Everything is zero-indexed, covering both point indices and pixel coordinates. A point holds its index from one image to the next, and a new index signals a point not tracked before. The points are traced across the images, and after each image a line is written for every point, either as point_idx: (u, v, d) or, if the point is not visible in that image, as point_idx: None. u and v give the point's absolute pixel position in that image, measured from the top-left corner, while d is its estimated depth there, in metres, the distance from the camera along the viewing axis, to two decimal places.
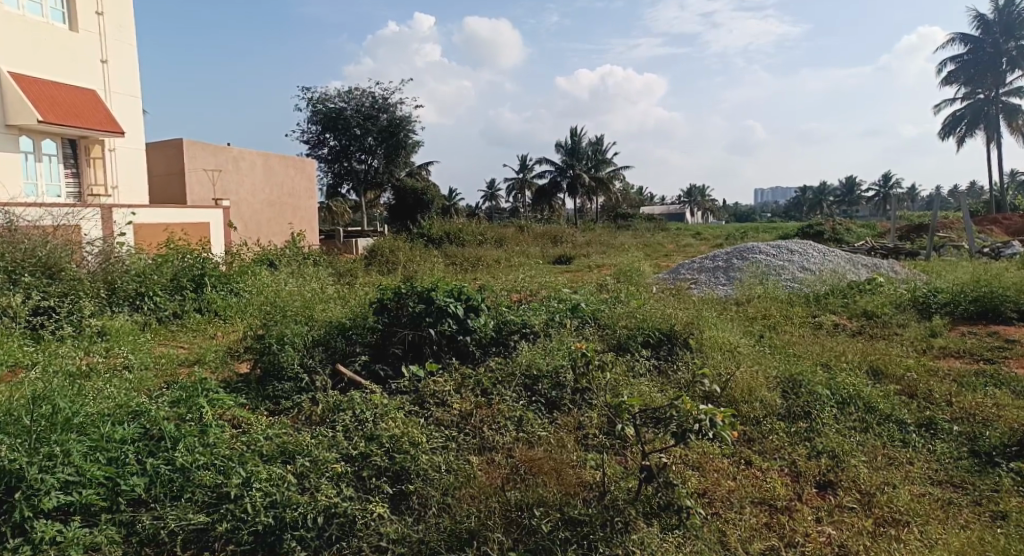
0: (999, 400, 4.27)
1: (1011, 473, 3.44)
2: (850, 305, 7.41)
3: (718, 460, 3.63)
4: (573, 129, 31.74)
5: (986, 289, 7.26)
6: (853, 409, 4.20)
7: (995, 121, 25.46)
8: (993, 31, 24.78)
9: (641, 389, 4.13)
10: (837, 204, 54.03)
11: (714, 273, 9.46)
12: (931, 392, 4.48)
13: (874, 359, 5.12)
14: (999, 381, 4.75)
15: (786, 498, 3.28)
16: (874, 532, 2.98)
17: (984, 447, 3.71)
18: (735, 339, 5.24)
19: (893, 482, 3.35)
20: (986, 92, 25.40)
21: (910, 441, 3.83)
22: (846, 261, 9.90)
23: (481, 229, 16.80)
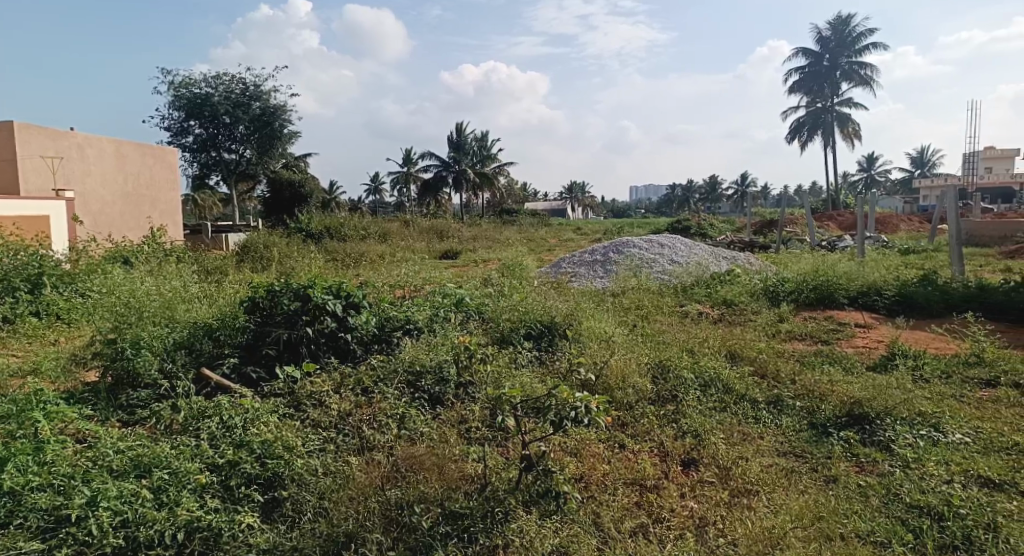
0: (833, 377, 4.79)
1: (842, 441, 3.87)
2: (712, 295, 7.98)
3: (594, 445, 3.79)
4: (458, 124, 31.80)
5: (824, 278, 8.09)
6: (714, 391, 4.54)
7: (831, 128, 28.31)
8: (828, 47, 27.59)
9: (522, 380, 4.23)
10: (702, 201, 57.97)
11: (592, 267, 9.83)
12: (779, 371, 4.93)
13: (732, 343, 5.56)
14: (834, 359, 5.34)
15: (654, 477, 3.48)
16: (729, 502, 3.23)
17: (821, 419, 4.13)
18: (610, 329, 5.49)
19: (746, 455, 3.66)
20: (823, 102, 28.24)
21: (761, 418, 4.20)
22: (709, 254, 10.66)
23: (363, 224, 16.38)
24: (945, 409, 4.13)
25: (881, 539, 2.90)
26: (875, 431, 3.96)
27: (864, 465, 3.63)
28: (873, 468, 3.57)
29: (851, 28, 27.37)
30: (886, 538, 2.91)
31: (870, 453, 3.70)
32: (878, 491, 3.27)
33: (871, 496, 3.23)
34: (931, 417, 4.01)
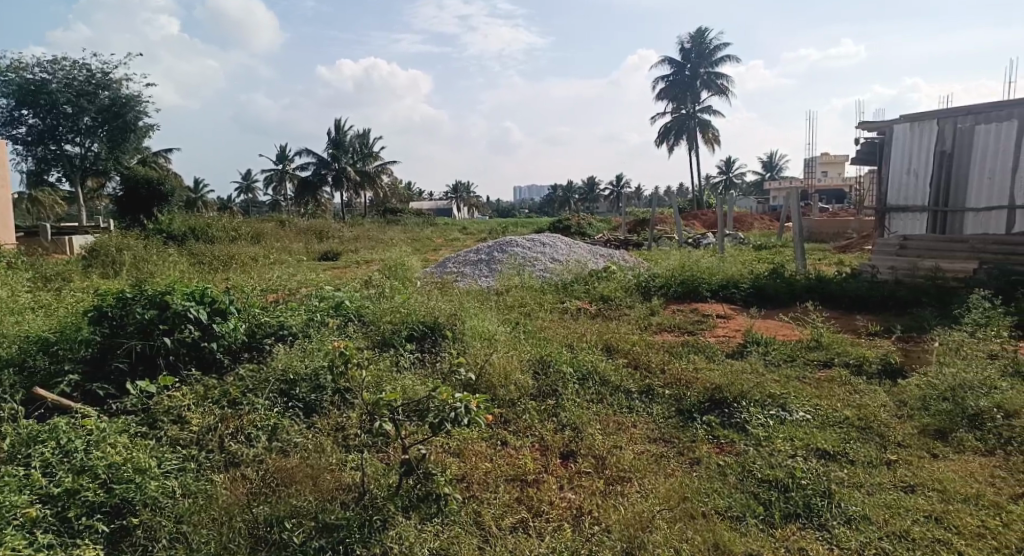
0: (698, 365, 5.13)
1: (705, 425, 4.14)
2: (590, 291, 8.27)
3: (477, 444, 3.80)
4: (335, 122, 30.83)
5: (689, 273, 8.64)
6: (591, 384, 4.70)
7: (694, 133, 30.27)
8: (689, 57, 29.51)
9: (403, 382, 4.14)
10: (581, 201, 60.07)
11: (477, 266, 9.87)
12: (650, 362, 5.20)
13: (608, 337, 5.79)
14: (699, 348, 5.71)
15: (535, 472, 3.55)
16: (604, 491, 3.36)
17: (686, 405, 4.41)
18: (493, 328, 5.52)
19: (621, 444, 3.83)
20: (687, 108, 30.14)
21: (634, 407, 4.40)
22: (587, 251, 11.05)
23: (232, 225, 15.43)
24: (791, 389, 4.54)
25: (738, 514, 3.13)
26: (733, 414, 4.27)
27: (723, 445, 3.92)
28: (731, 448, 3.86)
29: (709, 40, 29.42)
30: (741, 512, 3.14)
31: (728, 434, 3.99)
32: (735, 469, 3.53)
33: (729, 475, 3.48)
34: (780, 397, 4.39)
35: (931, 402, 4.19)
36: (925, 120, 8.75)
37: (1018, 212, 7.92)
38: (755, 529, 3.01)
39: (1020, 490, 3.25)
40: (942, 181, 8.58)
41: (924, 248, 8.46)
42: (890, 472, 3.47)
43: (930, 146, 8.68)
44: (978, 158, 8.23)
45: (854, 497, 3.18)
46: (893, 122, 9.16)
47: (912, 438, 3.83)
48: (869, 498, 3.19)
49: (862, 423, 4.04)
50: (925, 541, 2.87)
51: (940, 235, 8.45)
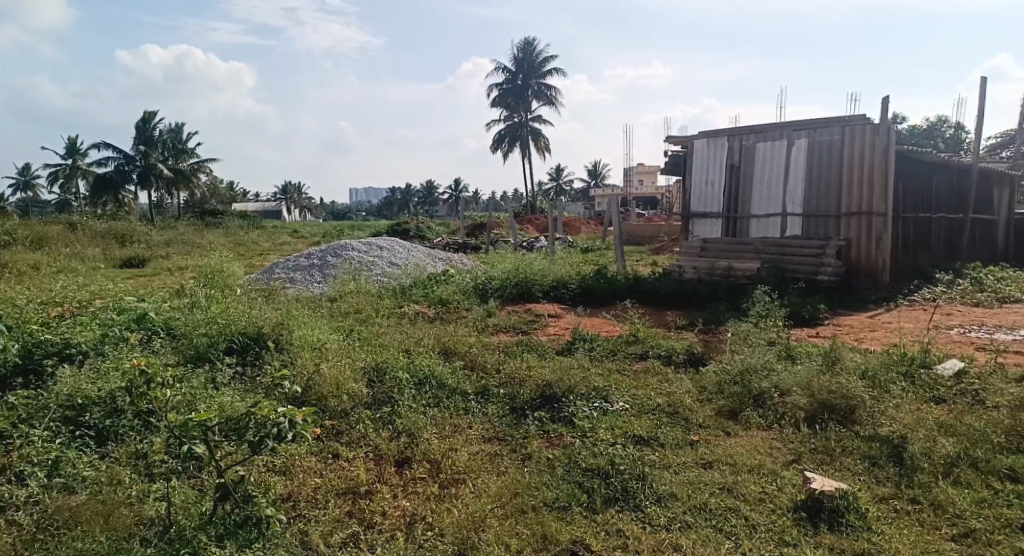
0: (530, 363, 5.30)
1: (536, 421, 4.29)
2: (428, 295, 8.24)
3: (306, 459, 3.62)
4: (143, 115, 27.89)
5: (522, 275, 8.93)
6: (427, 388, 4.67)
7: (527, 140, 31.40)
8: (520, 67, 30.58)
9: (220, 399, 3.82)
10: (419, 205, 59.84)
11: (308, 272, 9.43)
12: (486, 363, 5.28)
13: (446, 340, 5.80)
14: (532, 347, 5.91)
15: (367, 482, 3.44)
16: (438, 494, 3.35)
17: (519, 403, 4.53)
18: (325, 336, 5.27)
19: (456, 447, 3.85)
20: (520, 116, 31.21)
21: (470, 409, 4.46)
22: (425, 255, 11.00)
23: (7, 229, 13.30)
24: (612, 382, 4.86)
25: (564, 504, 3.27)
26: (562, 408, 4.45)
27: (552, 439, 4.08)
28: (560, 441, 4.03)
29: (538, 52, 30.70)
30: (567, 502, 3.29)
31: (557, 428, 4.16)
32: (562, 461, 3.69)
33: (556, 467, 3.63)
34: (603, 389, 4.66)
35: (726, 386, 4.69)
36: (718, 137, 9.83)
37: (789, 219, 9.16)
38: (579, 517, 3.17)
39: (791, 458, 3.74)
40: (732, 191, 9.69)
41: (721, 251, 9.56)
42: (694, 451, 3.83)
43: (723, 160, 9.76)
44: (759, 172, 9.40)
45: (664, 477, 3.47)
46: (693, 138, 10.15)
47: (711, 420, 4.27)
48: (676, 477, 3.50)
49: (672, 409, 4.42)
50: (720, 511, 3.20)
51: (732, 239, 9.56)
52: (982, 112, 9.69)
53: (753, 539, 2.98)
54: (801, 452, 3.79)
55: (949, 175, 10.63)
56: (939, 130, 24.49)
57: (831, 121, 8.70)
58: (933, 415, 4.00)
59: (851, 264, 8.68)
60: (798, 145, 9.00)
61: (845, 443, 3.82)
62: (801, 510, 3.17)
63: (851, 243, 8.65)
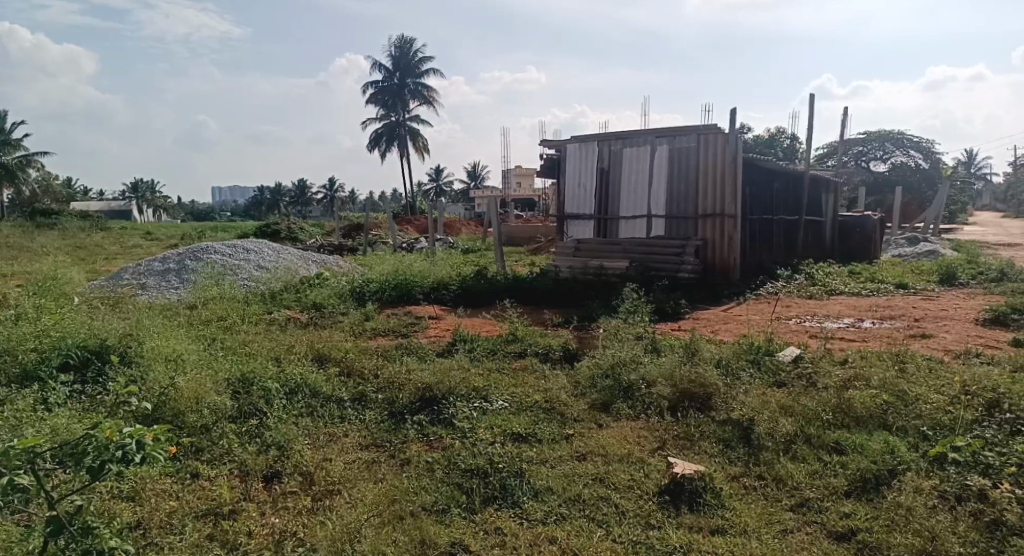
0: (409, 366, 5.23)
1: (415, 425, 4.23)
2: (301, 299, 7.89)
3: (160, 481, 3.34)
4: None
5: (401, 277, 8.81)
6: (299, 397, 4.47)
7: (405, 140, 30.97)
8: (397, 65, 30.12)
9: (54, 422, 3.43)
10: (291, 205, 57.24)
11: (163, 277, 8.72)
12: (363, 368, 5.14)
13: (320, 346, 5.58)
14: (411, 350, 5.84)
15: (232, 501, 3.24)
16: (311, 508, 3.21)
17: (398, 407, 4.46)
18: (182, 346, 4.89)
19: (330, 456, 3.72)
20: (397, 115, 30.73)
21: (346, 416, 4.33)
22: (297, 258, 10.53)
23: None
24: (492, 381, 4.91)
25: (442, 506, 3.26)
26: (442, 410, 4.43)
27: (431, 442, 4.05)
28: (438, 443, 4.01)
29: (414, 51, 30.40)
30: (446, 505, 3.28)
31: (436, 430, 4.13)
32: (441, 464, 3.68)
33: (435, 470, 3.61)
34: (482, 389, 4.69)
35: (598, 380, 4.89)
36: (589, 142, 10.21)
37: (654, 221, 9.72)
38: (457, 518, 3.16)
39: (656, 445, 3.97)
40: (602, 194, 10.12)
41: (593, 250, 9.95)
42: (568, 445, 3.95)
43: (593, 164, 10.17)
44: (626, 176, 9.89)
45: (541, 472, 3.56)
46: (565, 142, 10.48)
47: (584, 413, 4.43)
48: (552, 471, 3.60)
49: (549, 404, 4.54)
50: (592, 500, 3.32)
51: (603, 239, 9.98)
52: (812, 125, 10.80)
53: (622, 525, 3.13)
54: (664, 439, 4.03)
55: (786, 180, 11.77)
56: (781, 139, 27.04)
57: (688, 129, 9.33)
58: (776, 398, 4.40)
59: (708, 262, 9.37)
60: (660, 151, 9.57)
61: (703, 428, 4.10)
62: (665, 494, 3.37)
63: (707, 242, 9.34)
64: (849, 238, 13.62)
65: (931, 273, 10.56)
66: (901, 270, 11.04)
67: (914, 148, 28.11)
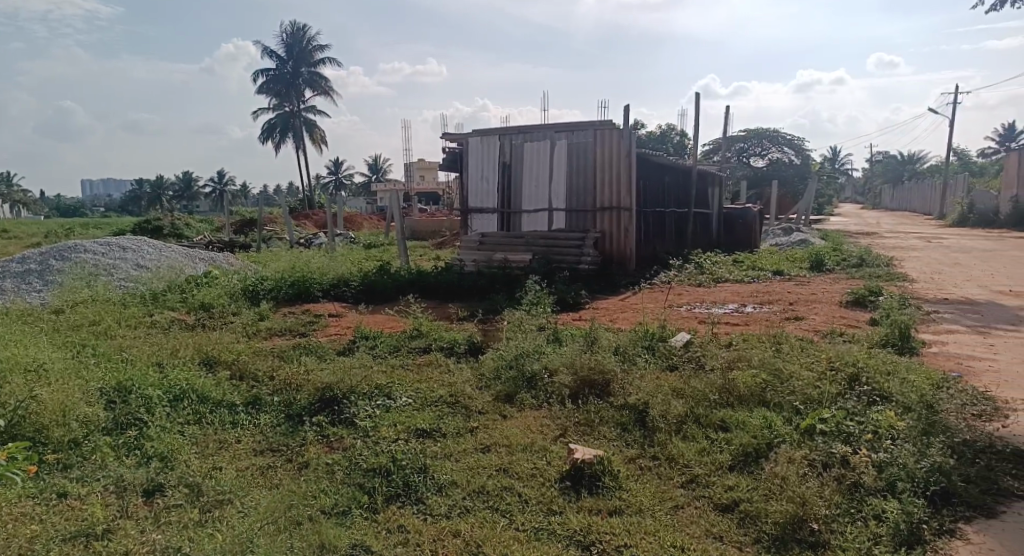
0: (307, 366, 5.05)
1: (314, 427, 4.10)
2: (187, 300, 7.42)
3: (21, 504, 3.05)
4: None
5: (298, 274, 8.49)
6: (185, 404, 4.21)
7: (300, 132, 29.80)
8: (290, 52, 28.87)
9: None
10: (175, 200, 53.66)
11: (22, 280, 7.92)
12: (257, 371, 4.91)
13: (208, 349, 5.27)
14: (310, 349, 5.64)
15: (107, 520, 3.01)
16: (198, 520, 3.04)
17: (295, 409, 4.30)
18: (46, 356, 4.46)
19: (219, 465, 3.53)
20: (291, 105, 29.50)
21: (238, 422, 4.12)
22: (181, 256, 9.89)
23: None
24: (395, 378, 4.84)
25: (343, 508, 3.18)
26: (343, 409, 4.31)
27: (331, 443, 3.94)
28: (339, 443, 3.91)
29: (309, 38, 29.27)
30: (347, 506, 3.20)
31: (337, 431, 4.02)
32: (342, 465, 3.59)
33: (335, 472, 3.52)
34: (385, 386, 4.60)
35: (502, 371, 4.94)
36: (490, 135, 10.25)
37: (555, 214, 9.90)
38: (359, 519, 3.10)
39: (558, 432, 4.06)
40: (504, 188, 10.19)
41: (495, 244, 10.01)
42: (473, 438, 3.97)
43: (495, 158, 10.21)
44: (527, 170, 10.02)
45: (445, 467, 3.55)
46: (466, 135, 10.45)
47: (488, 405, 4.47)
48: (456, 465, 3.61)
49: (453, 398, 4.53)
50: (496, 491, 3.36)
51: (505, 233, 10.05)
52: (699, 122, 11.37)
53: (525, 513, 3.18)
54: (566, 426, 4.13)
55: (677, 175, 12.33)
56: (672, 136, 28.31)
57: (585, 124, 9.57)
58: (668, 381, 4.62)
59: (606, 253, 9.68)
60: (560, 146, 9.76)
61: (602, 413, 4.25)
62: (566, 480, 3.45)
63: (605, 235, 9.64)
64: (733, 229, 14.47)
65: (803, 260, 11.45)
66: (778, 258, 11.88)
67: (788, 146, 30.32)
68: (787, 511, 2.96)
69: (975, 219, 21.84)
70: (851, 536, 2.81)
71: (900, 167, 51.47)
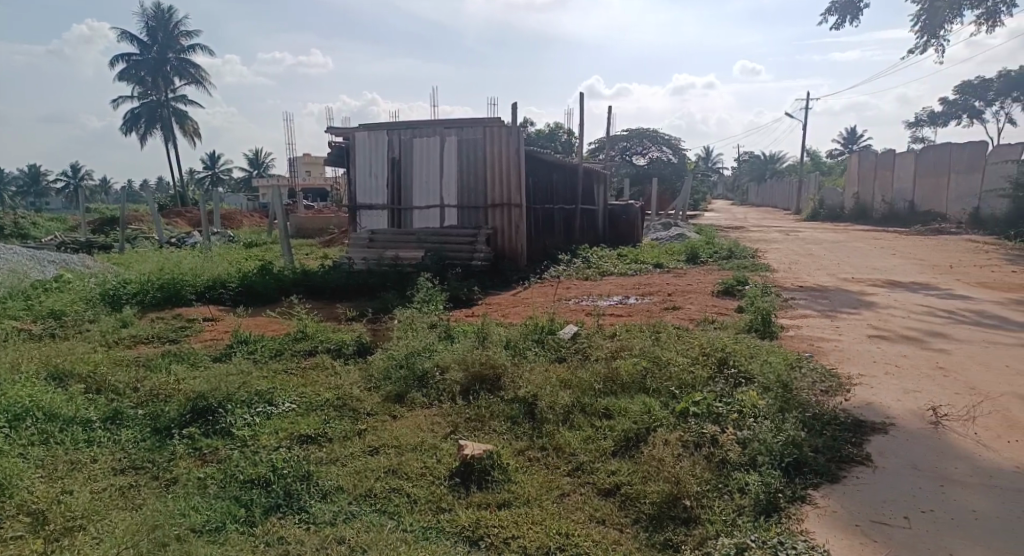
0: (177, 375, 4.71)
1: (184, 440, 3.83)
2: (34, 308, 6.70)
3: None
4: None
5: (168, 277, 7.91)
6: (30, 424, 3.80)
7: (169, 123, 27.77)
8: (156, 36, 26.77)
9: None
10: (21, 196, 48.28)
11: None
12: (118, 382, 4.51)
13: (59, 362, 4.78)
14: (181, 357, 5.27)
15: None
16: (45, 551, 2.75)
17: (163, 422, 3.99)
18: None
19: (71, 489, 3.22)
20: (157, 94, 27.40)
21: (95, 440, 3.78)
22: (27, 259, 8.90)
23: None
24: (277, 383, 4.62)
25: (216, 525, 2.99)
26: (217, 419, 4.05)
27: (204, 456, 3.70)
28: (212, 456, 3.68)
29: (176, 22, 27.27)
30: (220, 522, 3.02)
31: (210, 443, 3.78)
32: (216, 478, 3.39)
33: (208, 487, 3.31)
34: (266, 393, 4.39)
35: (391, 371, 4.85)
36: (377, 130, 10.01)
37: (445, 211, 9.85)
38: (234, 535, 2.93)
39: (448, 430, 4.04)
40: (393, 184, 10.00)
41: (385, 242, 9.81)
42: (360, 440, 3.87)
43: (382, 153, 10.00)
44: (416, 166, 9.89)
45: (329, 473, 3.44)
46: (352, 129, 10.15)
47: (377, 406, 4.37)
48: (342, 470, 3.50)
49: (339, 402, 4.39)
50: (384, 494, 3.30)
51: (396, 230, 9.88)
52: (583, 121, 11.71)
53: (413, 513, 3.14)
54: (457, 423, 4.13)
55: (564, 172, 12.66)
56: (559, 134, 29.02)
57: (473, 121, 9.58)
58: (557, 373, 4.74)
59: (497, 250, 9.76)
60: (449, 142, 9.71)
61: (492, 408, 4.28)
62: (455, 476, 3.44)
63: (496, 231, 9.71)
64: (617, 224, 15.07)
65: (680, 253, 12.13)
66: (658, 251, 12.51)
67: (666, 145, 32.01)
68: (663, 491, 3.12)
69: (825, 214, 24.11)
70: (718, 509, 3.01)
71: (763, 166, 55.79)
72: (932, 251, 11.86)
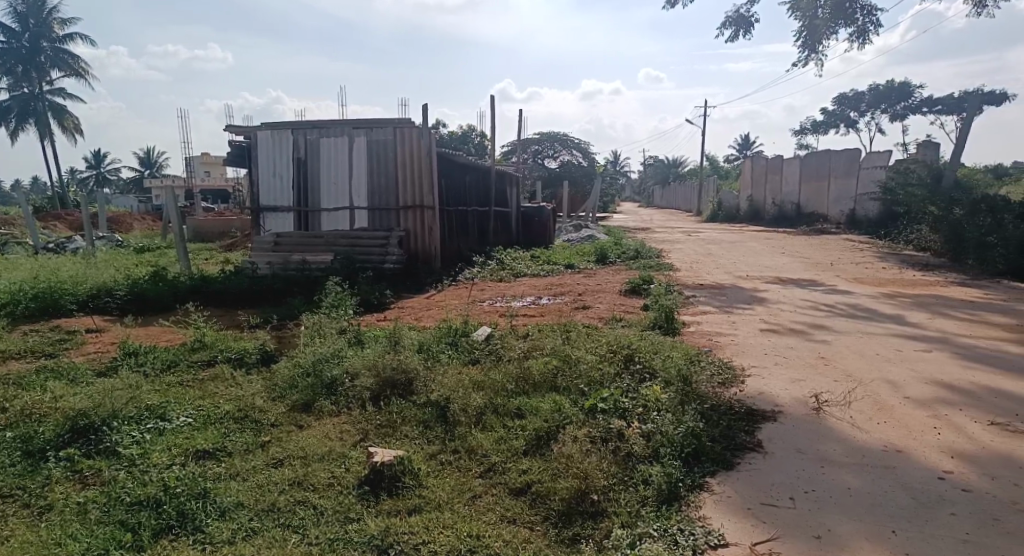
0: (55, 392, 4.32)
1: (61, 463, 3.52)
2: None
3: None
4: None
5: (44, 286, 7.27)
6: None
7: (45, 118, 25.60)
8: (28, 23, 24.61)
9: None
10: None
11: None
12: None
13: None
14: (59, 372, 4.84)
15: None
16: None
17: (37, 445, 3.65)
18: None
19: None
20: (31, 86, 25.20)
21: None
22: None
23: None
24: (170, 397, 4.33)
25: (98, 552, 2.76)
26: (101, 438, 3.74)
27: (85, 479, 3.41)
28: (95, 478, 3.40)
29: (51, 9, 25.17)
30: (103, 549, 2.80)
31: (93, 464, 3.50)
32: (100, 502, 3.14)
33: (90, 512, 3.06)
34: (157, 408, 4.11)
35: (298, 379, 4.66)
36: (281, 129, 9.63)
37: (355, 213, 9.61)
38: None
39: (358, 437, 3.93)
40: (300, 185, 9.66)
41: (292, 245, 9.45)
42: (263, 453, 3.70)
43: (288, 154, 9.63)
44: (323, 167, 9.60)
45: (228, 489, 3.26)
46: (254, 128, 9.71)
47: (282, 416, 4.20)
48: (243, 485, 3.33)
49: (241, 413, 4.18)
50: (288, 507, 3.16)
51: (303, 233, 9.54)
52: (495, 123, 11.77)
53: (320, 525, 3.03)
54: (367, 430, 4.02)
55: (477, 174, 12.66)
56: (472, 137, 29.06)
57: (384, 122, 9.40)
58: (470, 375, 4.73)
59: (409, 252, 9.62)
60: (358, 143, 9.48)
61: (404, 413, 4.21)
62: (365, 484, 3.35)
63: (409, 233, 9.57)
64: (529, 226, 15.24)
65: (589, 254, 12.42)
66: (568, 253, 12.75)
67: (576, 149, 32.79)
68: (571, 487, 3.17)
69: (722, 216, 25.42)
70: (624, 502, 3.09)
71: (666, 170, 58.17)
72: (816, 249, 12.74)
